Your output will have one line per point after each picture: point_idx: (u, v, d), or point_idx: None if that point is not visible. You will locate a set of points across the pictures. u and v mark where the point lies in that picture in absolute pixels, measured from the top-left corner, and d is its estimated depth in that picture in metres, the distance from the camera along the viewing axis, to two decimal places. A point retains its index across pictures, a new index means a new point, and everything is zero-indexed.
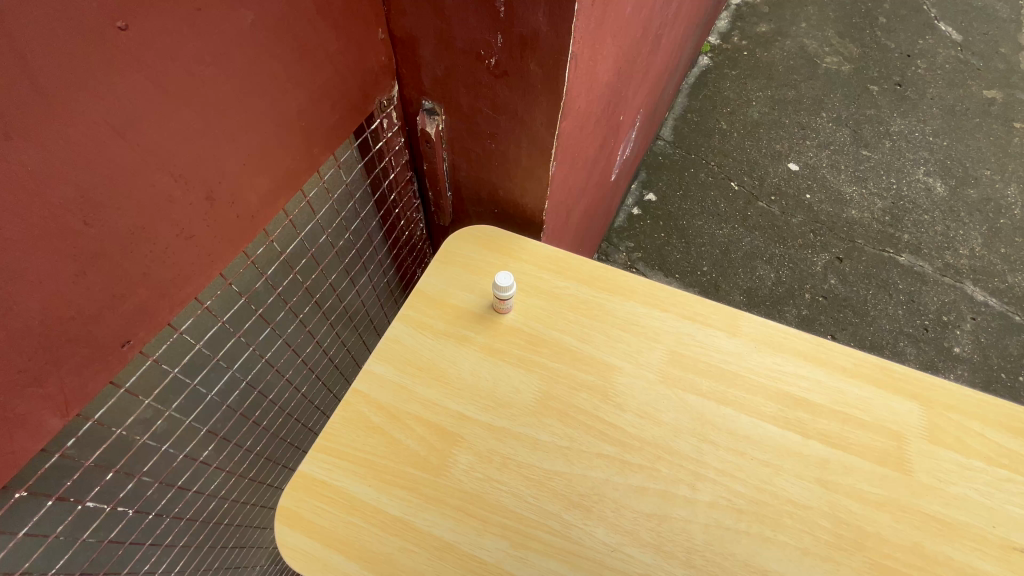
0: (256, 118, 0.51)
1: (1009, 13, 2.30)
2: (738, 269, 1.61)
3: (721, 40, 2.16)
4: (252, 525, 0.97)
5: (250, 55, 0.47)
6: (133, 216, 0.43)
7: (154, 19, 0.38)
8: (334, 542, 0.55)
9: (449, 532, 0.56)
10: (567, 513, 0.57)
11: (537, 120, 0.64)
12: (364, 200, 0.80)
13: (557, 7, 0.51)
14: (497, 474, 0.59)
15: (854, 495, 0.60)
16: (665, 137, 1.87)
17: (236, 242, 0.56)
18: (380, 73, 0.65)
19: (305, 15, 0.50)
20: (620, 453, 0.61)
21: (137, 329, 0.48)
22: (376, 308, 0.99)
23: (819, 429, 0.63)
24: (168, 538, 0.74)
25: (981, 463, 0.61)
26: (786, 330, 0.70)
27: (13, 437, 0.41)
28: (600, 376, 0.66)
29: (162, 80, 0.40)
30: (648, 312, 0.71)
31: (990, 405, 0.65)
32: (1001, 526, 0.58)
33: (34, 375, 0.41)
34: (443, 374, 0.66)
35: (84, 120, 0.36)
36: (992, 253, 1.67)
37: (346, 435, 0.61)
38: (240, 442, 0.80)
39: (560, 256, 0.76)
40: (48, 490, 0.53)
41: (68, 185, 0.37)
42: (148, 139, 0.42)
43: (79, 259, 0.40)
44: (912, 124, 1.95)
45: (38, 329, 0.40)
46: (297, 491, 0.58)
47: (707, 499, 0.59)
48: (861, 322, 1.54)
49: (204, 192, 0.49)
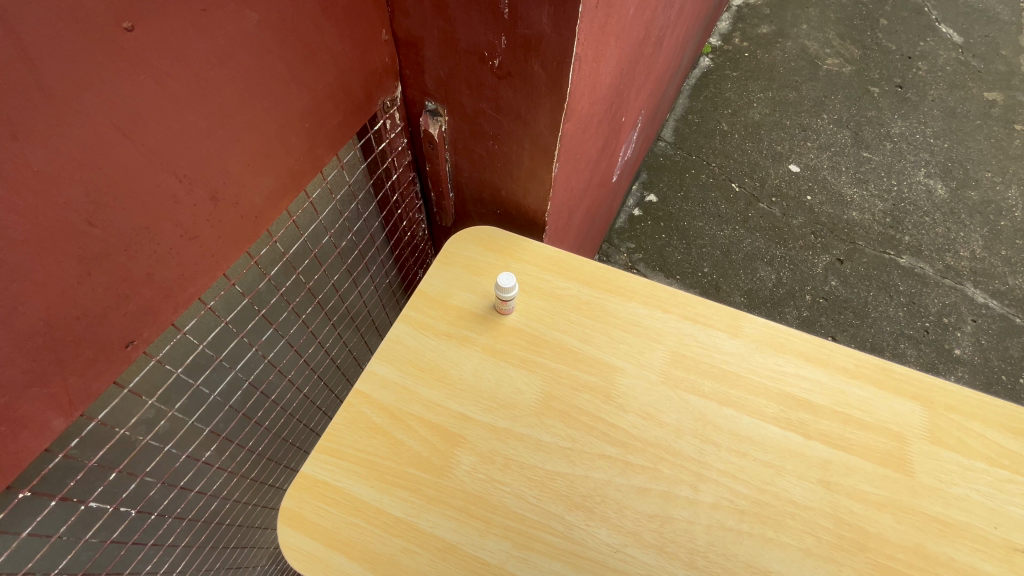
0: (261, 118, 0.51)
1: (1010, 16, 2.30)
2: (738, 270, 1.61)
3: (722, 42, 2.16)
4: (253, 526, 0.97)
5: (255, 56, 0.47)
6: (137, 216, 0.43)
7: (159, 20, 0.38)
8: (336, 543, 0.55)
9: (451, 533, 0.56)
10: (569, 514, 0.57)
11: (540, 122, 0.64)
12: (366, 201, 0.80)
13: (561, 8, 0.51)
14: (500, 475, 0.59)
15: (856, 497, 0.60)
16: (666, 139, 1.87)
17: (240, 242, 0.56)
18: (384, 74, 0.65)
19: (309, 16, 0.50)
20: (622, 453, 0.61)
21: (140, 329, 0.48)
22: (377, 309, 0.99)
23: (821, 430, 0.63)
24: (170, 538, 0.74)
25: (982, 464, 0.61)
26: (787, 331, 0.70)
27: (17, 437, 0.41)
28: (602, 376, 0.66)
29: (167, 81, 0.40)
30: (650, 313, 0.71)
31: (990, 406, 0.65)
32: (1002, 527, 0.58)
33: (38, 375, 0.41)
34: (445, 375, 0.66)
35: (90, 121, 0.37)
36: (992, 255, 1.67)
37: (348, 435, 0.61)
38: (242, 442, 0.80)
39: (562, 257, 0.76)
40: (50, 491, 0.53)
41: (74, 185, 0.37)
42: (153, 140, 0.42)
43: (83, 260, 0.40)
44: (913, 126, 1.95)
45: (42, 329, 0.40)
46: (299, 491, 0.58)
47: (710, 500, 0.59)
48: (862, 324, 1.54)
49: (208, 192, 0.49)
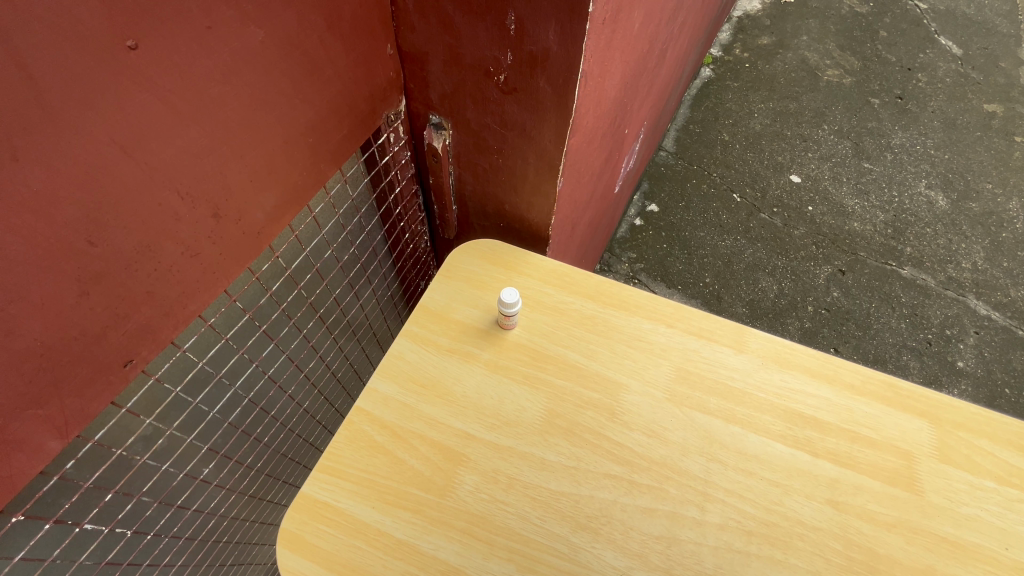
0: (264, 133, 0.50)
1: (1009, 28, 2.31)
2: (740, 281, 1.60)
3: (722, 52, 2.16)
4: (252, 542, 0.95)
5: (259, 72, 0.46)
6: (138, 234, 0.42)
7: (163, 38, 0.37)
8: (336, 566, 0.54)
9: (453, 556, 0.55)
10: (575, 535, 0.56)
11: (545, 137, 0.63)
12: (369, 214, 0.79)
13: (568, 26, 0.51)
14: (503, 495, 0.58)
15: (866, 517, 0.58)
16: (667, 148, 1.86)
17: (241, 259, 0.55)
18: (388, 88, 0.65)
19: (314, 32, 0.50)
20: (627, 472, 0.60)
21: (139, 348, 0.47)
22: (379, 321, 0.98)
23: (828, 449, 0.62)
24: (166, 558, 0.72)
25: (992, 484, 0.60)
26: (792, 346, 0.70)
27: (12, 460, 0.40)
28: (606, 394, 0.65)
29: (171, 98, 0.40)
30: (654, 328, 0.70)
31: (998, 423, 0.64)
32: (1013, 548, 0.57)
33: (34, 398, 0.40)
34: (447, 392, 0.65)
35: (92, 140, 0.36)
36: (994, 267, 1.67)
37: (349, 455, 0.60)
38: (241, 458, 0.79)
39: (566, 271, 0.75)
40: (45, 513, 0.52)
41: (74, 205, 0.37)
42: (156, 158, 0.41)
43: (82, 280, 0.40)
44: (913, 137, 1.95)
45: (39, 351, 0.39)
46: (299, 513, 0.57)
47: (717, 521, 0.58)
48: (864, 335, 1.53)
49: (209, 209, 0.48)
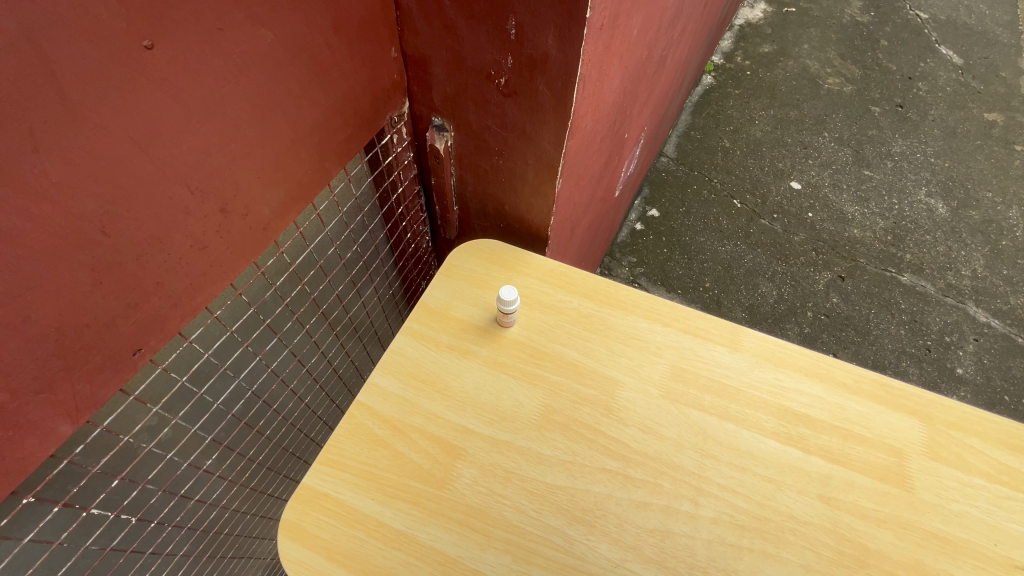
0: (271, 132, 0.52)
1: (1009, 38, 2.33)
2: (740, 286, 1.61)
3: (724, 60, 2.18)
4: (252, 535, 0.96)
5: (268, 72, 0.48)
6: (150, 226, 0.44)
7: (178, 38, 0.39)
8: (336, 555, 0.55)
9: (451, 546, 0.56)
10: (570, 528, 0.57)
11: (544, 139, 0.65)
12: (372, 213, 0.81)
13: (566, 31, 0.52)
14: (500, 488, 0.60)
15: (857, 513, 0.59)
16: (668, 154, 1.88)
17: (246, 253, 0.57)
18: (392, 90, 0.66)
19: (321, 35, 0.52)
20: (622, 467, 0.61)
21: (148, 337, 0.49)
22: (380, 319, 0.99)
23: (820, 446, 0.63)
24: (168, 547, 0.74)
25: (981, 481, 0.61)
26: (786, 346, 0.71)
27: (23, 443, 0.42)
28: (602, 390, 0.67)
29: (184, 97, 0.42)
30: (651, 327, 0.72)
31: (988, 421, 0.65)
32: (1003, 544, 0.58)
33: (47, 382, 0.42)
34: (446, 387, 0.66)
35: (109, 135, 0.38)
36: (994, 274, 1.68)
37: (350, 448, 0.61)
38: (244, 451, 0.80)
39: (565, 271, 0.77)
40: (54, 497, 0.53)
41: (90, 196, 0.38)
42: (169, 154, 0.43)
43: (95, 269, 0.41)
44: (913, 145, 1.97)
45: (54, 337, 0.41)
46: (300, 504, 0.58)
47: (710, 515, 0.59)
48: (864, 341, 1.54)
49: (218, 203, 0.50)
